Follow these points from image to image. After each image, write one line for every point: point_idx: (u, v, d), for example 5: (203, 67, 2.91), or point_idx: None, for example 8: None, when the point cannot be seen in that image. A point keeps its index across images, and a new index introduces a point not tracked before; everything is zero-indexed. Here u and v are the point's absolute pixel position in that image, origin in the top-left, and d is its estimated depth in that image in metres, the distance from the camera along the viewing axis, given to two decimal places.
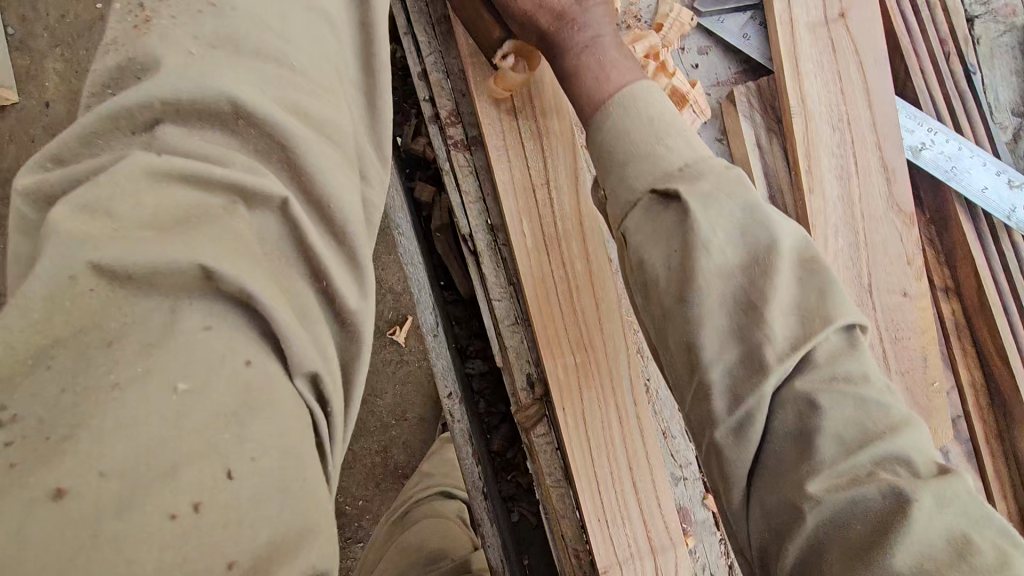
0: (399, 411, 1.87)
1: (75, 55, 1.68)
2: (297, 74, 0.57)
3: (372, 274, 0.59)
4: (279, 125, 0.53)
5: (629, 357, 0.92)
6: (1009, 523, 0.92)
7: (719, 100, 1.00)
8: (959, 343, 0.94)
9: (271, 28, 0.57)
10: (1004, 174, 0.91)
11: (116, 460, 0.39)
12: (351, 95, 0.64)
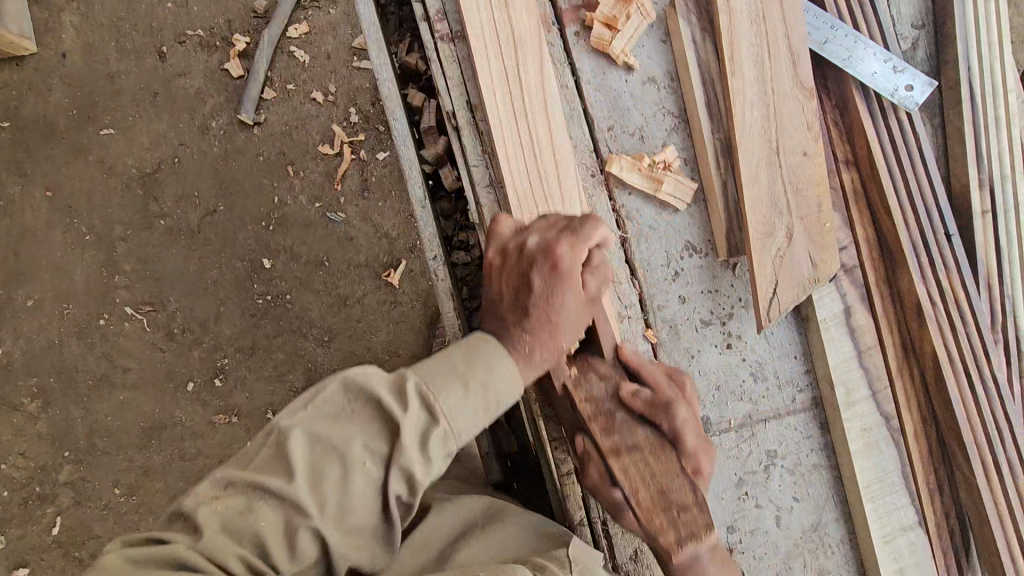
0: (392, 348, 2.06)
1: (91, 9, 2.09)
2: (323, 473, 0.75)
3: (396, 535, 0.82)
4: (307, 530, 0.73)
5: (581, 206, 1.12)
6: (889, 351, 1.13)
7: (663, 7, 1.19)
8: (856, 204, 1.14)
9: (312, 440, 0.76)
10: (891, 62, 1.12)
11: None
12: (401, 429, 0.78)
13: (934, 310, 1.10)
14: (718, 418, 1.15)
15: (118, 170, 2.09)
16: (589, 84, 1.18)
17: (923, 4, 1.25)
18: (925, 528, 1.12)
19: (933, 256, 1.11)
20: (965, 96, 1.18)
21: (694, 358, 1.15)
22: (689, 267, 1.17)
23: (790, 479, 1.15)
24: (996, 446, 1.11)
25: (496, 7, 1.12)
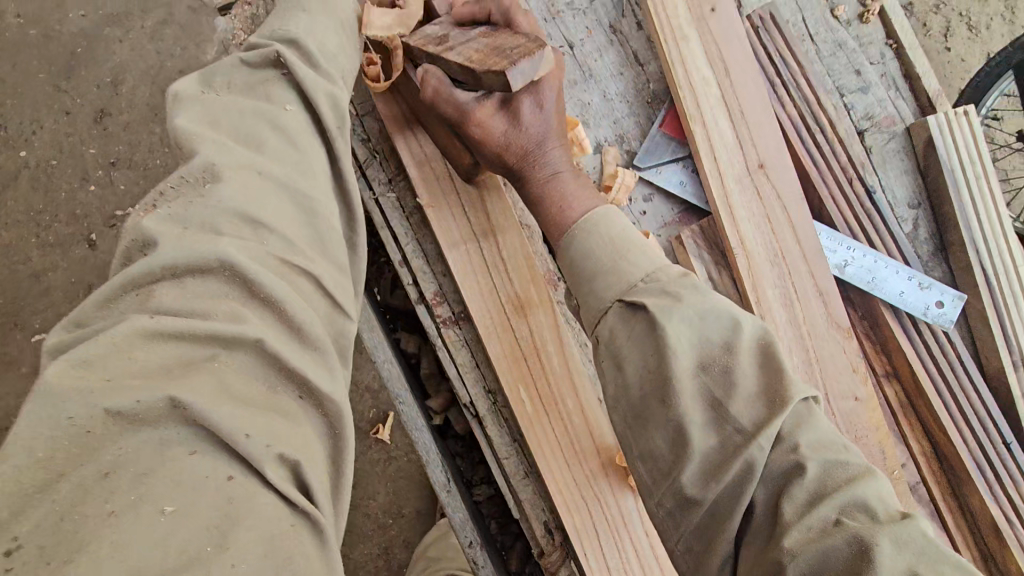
0: (395, 509, 1.80)
1: None
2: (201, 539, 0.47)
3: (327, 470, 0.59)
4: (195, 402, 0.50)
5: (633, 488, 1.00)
6: (983, 572, 1.06)
7: (669, 239, 1.13)
8: (906, 420, 1.09)
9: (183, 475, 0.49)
10: (915, 278, 1.07)
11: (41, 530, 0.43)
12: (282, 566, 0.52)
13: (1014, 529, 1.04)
14: None
15: None
16: None
17: (915, 184, 1.24)
18: None
19: (997, 469, 1.05)
20: (981, 281, 1.16)
21: None
22: None
23: None
24: None
25: (498, 283, 1.00)
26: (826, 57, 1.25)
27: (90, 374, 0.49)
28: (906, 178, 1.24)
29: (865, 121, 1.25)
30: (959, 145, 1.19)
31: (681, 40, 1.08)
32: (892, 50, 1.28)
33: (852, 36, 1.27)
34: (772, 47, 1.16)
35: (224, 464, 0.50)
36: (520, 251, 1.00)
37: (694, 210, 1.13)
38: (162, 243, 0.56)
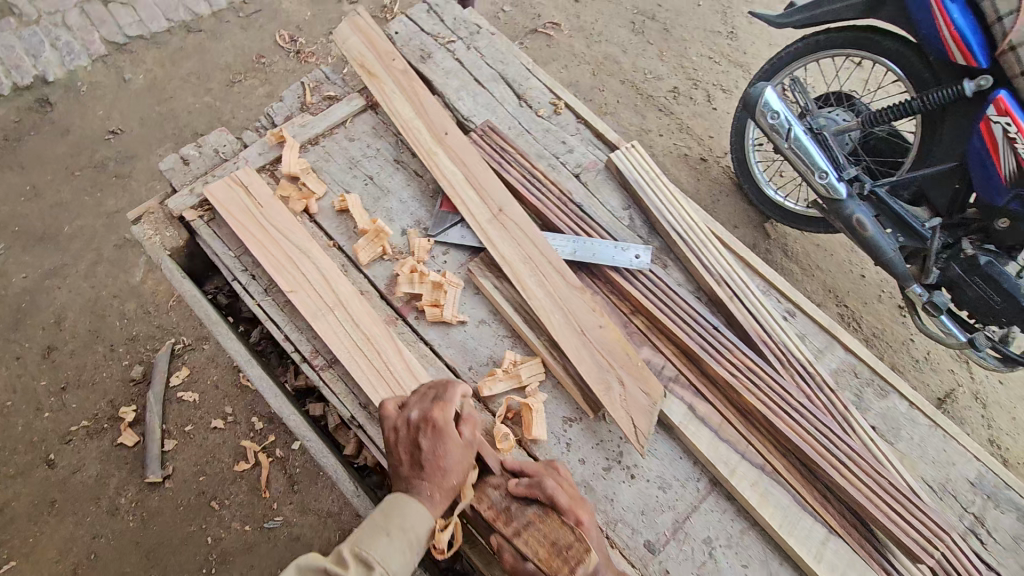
0: None
1: (61, 492, 2.74)
2: None
3: None
4: None
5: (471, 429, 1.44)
6: (734, 418, 1.54)
7: (465, 271, 1.65)
8: (652, 335, 1.61)
9: None
10: (621, 244, 1.65)
11: None
12: None
13: (738, 381, 1.54)
14: (655, 535, 1.44)
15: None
16: (440, 345, 1.56)
17: (621, 196, 1.87)
18: (837, 533, 1.44)
19: (716, 345, 1.58)
20: (677, 238, 1.78)
21: (613, 496, 1.46)
22: (574, 435, 1.51)
23: (731, 552, 1.44)
24: (834, 447, 1.52)
25: (349, 328, 1.52)
26: (541, 138, 1.93)
27: None
28: (615, 192, 1.88)
29: (578, 168, 1.90)
30: (633, 164, 1.87)
31: (433, 155, 1.74)
32: (583, 124, 2.00)
33: (554, 123, 1.98)
34: (494, 142, 1.83)
35: None
36: (357, 303, 1.55)
37: (475, 250, 1.68)
38: None
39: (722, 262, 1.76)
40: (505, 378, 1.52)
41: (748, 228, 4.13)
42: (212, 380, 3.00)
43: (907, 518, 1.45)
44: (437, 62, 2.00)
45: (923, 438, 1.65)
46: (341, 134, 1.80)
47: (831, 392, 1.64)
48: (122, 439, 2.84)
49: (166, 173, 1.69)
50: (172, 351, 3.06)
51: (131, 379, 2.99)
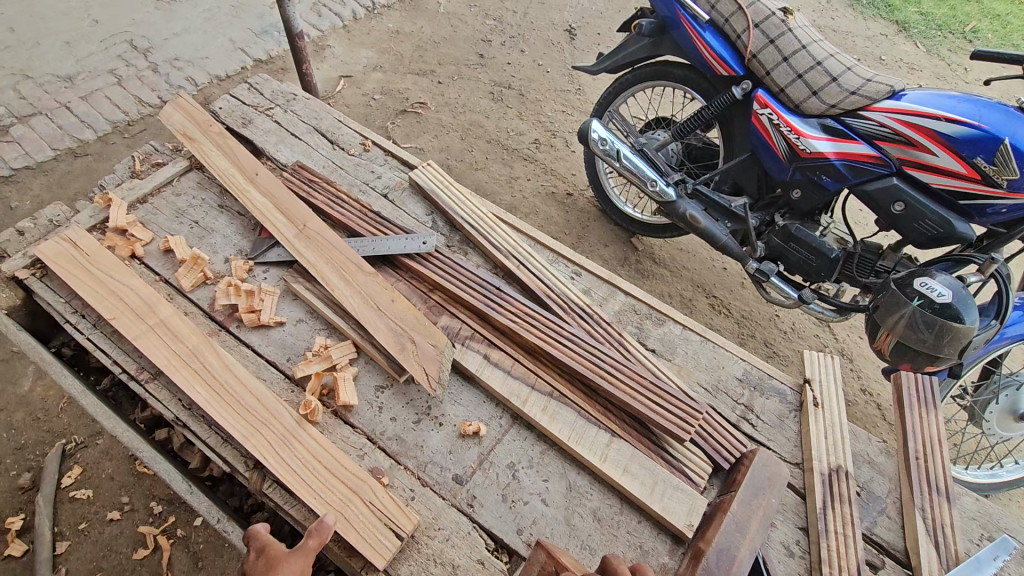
0: None
1: None
2: None
3: None
4: None
5: (283, 404, 1.64)
6: (523, 357, 1.80)
7: (282, 282, 1.91)
8: (448, 305, 1.90)
9: None
10: (412, 238, 1.99)
11: None
12: None
13: (519, 326, 1.82)
14: (462, 469, 1.60)
15: None
16: (261, 345, 1.79)
17: (424, 206, 2.21)
18: (618, 437, 1.67)
19: (501, 302, 1.88)
20: (469, 228, 2.10)
21: (422, 444, 1.64)
22: (384, 397, 1.71)
23: (532, 471, 1.62)
24: (611, 367, 1.77)
25: (169, 340, 1.72)
26: (352, 171, 2.29)
27: None
28: (419, 203, 2.22)
29: (386, 189, 2.25)
30: (429, 178, 2.23)
31: (248, 194, 2.06)
32: (390, 156, 2.38)
33: (364, 158, 2.36)
34: (305, 177, 2.20)
35: None
36: (176, 319, 1.76)
37: (291, 264, 1.96)
38: None
39: (508, 241, 2.08)
40: (318, 360, 1.74)
41: (617, 244, 4.43)
42: (106, 473, 2.96)
43: (674, 412, 1.69)
44: (258, 127, 2.39)
45: (696, 351, 1.93)
46: (168, 190, 2.13)
47: (611, 327, 1.92)
48: (8, 551, 2.68)
49: (2, 245, 1.92)
50: (63, 450, 3.00)
51: (19, 488, 2.87)
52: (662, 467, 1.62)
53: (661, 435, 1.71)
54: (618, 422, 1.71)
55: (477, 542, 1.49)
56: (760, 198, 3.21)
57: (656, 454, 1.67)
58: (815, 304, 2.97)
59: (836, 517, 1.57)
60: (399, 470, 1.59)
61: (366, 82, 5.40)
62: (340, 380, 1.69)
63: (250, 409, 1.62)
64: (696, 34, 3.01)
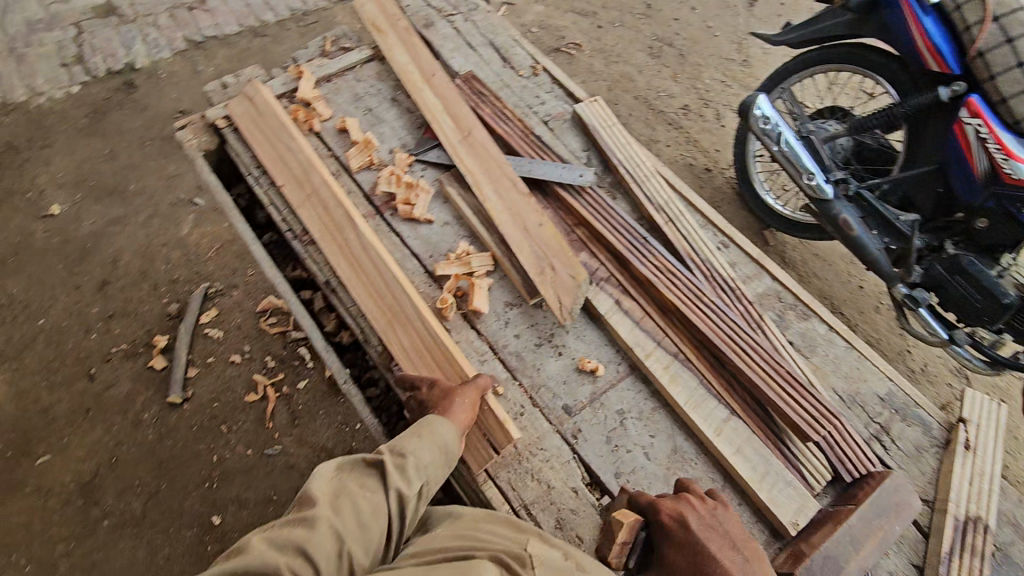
0: None
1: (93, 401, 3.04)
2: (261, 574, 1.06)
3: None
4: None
5: (405, 286, 1.73)
6: (655, 312, 1.75)
7: (438, 182, 1.98)
8: (590, 242, 1.87)
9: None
10: (569, 168, 1.97)
11: None
12: None
13: (659, 280, 1.76)
14: (573, 401, 1.62)
15: (142, 480, 2.86)
16: (408, 237, 1.87)
17: (582, 140, 2.16)
18: (737, 416, 1.60)
19: (645, 252, 1.83)
20: (625, 172, 2.03)
21: (540, 367, 1.66)
22: (512, 314, 1.75)
23: (641, 424, 1.60)
24: (746, 345, 1.68)
25: (319, 210, 1.85)
26: (518, 91, 2.27)
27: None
28: (578, 137, 2.16)
29: (548, 117, 2.21)
30: (594, 114, 2.16)
31: (421, 92, 2.11)
32: (557, 84, 2.32)
33: (532, 81, 2.31)
34: (474, 87, 2.21)
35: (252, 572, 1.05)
36: (325, 190, 1.87)
37: (447, 168, 2.01)
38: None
39: (663, 194, 2.00)
40: (458, 264, 1.80)
41: (748, 232, 4.15)
42: (236, 322, 3.30)
43: (805, 407, 1.59)
44: (437, 29, 2.41)
45: (838, 356, 1.79)
46: (350, 75, 2.23)
47: (751, 306, 1.81)
48: (152, 363, 3.13)
49: (208, 94, 2.14)
50: (205, 293, 3.36)
51: (167, 315, 3.30)
52: (777, 458, 1.55)
53: (782, 427, 1.62)
54: (740, 402, 1.64)
55: (574, 471, 1.52)
56: (936, 218, 2.64)
57: (773, 444, 1.59)
58: (962, 349, 2.47)
59: (958, 567, 1.44)
60: (514, 385, 1.63)
61: (528, 12, 5.29)
62: (475, 287, 1.74)
63: (379, 286, 1.75)
64: (914, 19, 2.42)
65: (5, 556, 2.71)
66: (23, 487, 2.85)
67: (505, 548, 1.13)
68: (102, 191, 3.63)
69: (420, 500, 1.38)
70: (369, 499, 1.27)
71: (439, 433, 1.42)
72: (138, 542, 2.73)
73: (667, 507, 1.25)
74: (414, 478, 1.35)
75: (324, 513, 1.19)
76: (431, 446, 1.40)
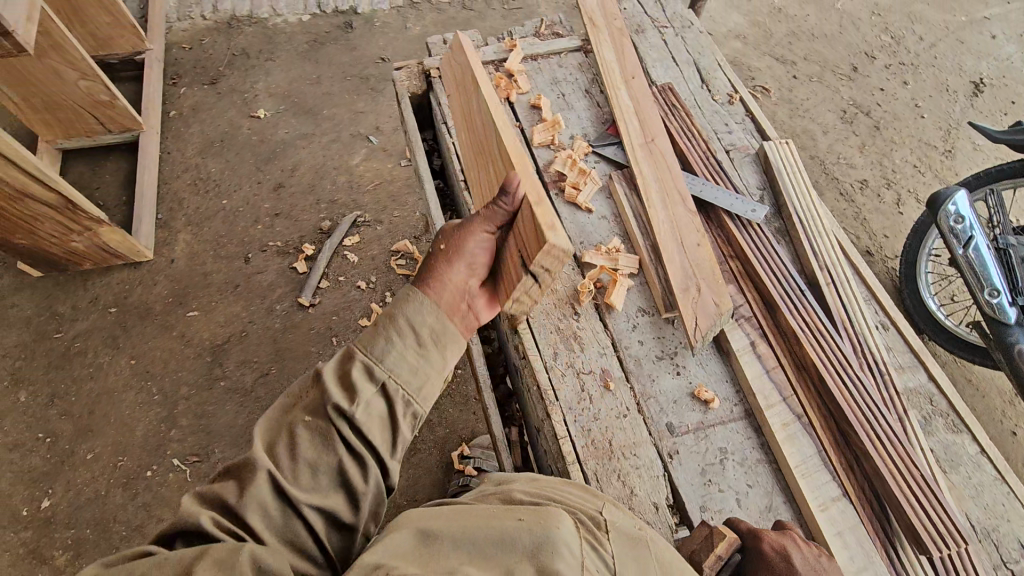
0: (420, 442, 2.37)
1: (241, 279, 3.45)
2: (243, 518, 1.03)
3: (414, 552, 0.90)
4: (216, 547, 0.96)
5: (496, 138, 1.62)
6: (790, 366, 1.68)
7: (607, 178, 2.04)
8: (741, 278, 1.84)
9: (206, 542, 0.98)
10: (740, 201, 1.95)
11: (156, 572, 0.92)
12: (404, 539, 0.93)
13: (805, 336, 1.69)
14: (679, 423, 1.60)
15: (257, 360, 3.21)
16: (565, 218, 1.94)
17: (760, 178, 2.10)
18: (849, 499, 1.50)
19: (797, 305, 1.76)
20: (798, 221, 1.95)
21: (654, 379, 1.66)
22: (642, 320, 1.76)
23: (741, 470, 1.55)
24: (880, 433, 1.56)
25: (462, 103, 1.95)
26: (709, 114, 2.25)
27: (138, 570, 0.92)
28: (756, 174, 2.11)
29: (731, 146, 2.17)
30: (781, 155, 2.09)
31: (617, 91, 2.18)
32: (749, 118, 2.27)
33: (725, 108, 2.27)
34: (668, 99, 2.23)
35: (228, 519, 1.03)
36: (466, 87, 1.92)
37: (620, 167, 2.06)
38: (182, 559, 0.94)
39: (831, 253, 1.90)
40: (606, 256, 1.84)
41: None
42: (372, 253, 3.59)
43: (928, 518, 1.46)
44: (646, 37, 2.45)
45: (983, 483, 1.60)
46: (555, 60, 2.36)
47: (896, 397, 1.68)
48: (296, 264, 3.50)
49: (430, 46, 2.38)
50: (355, 220, 3.70)
51: (320, 229, 3.66)
52: (882, 559, 1.43)
53: (894, 530, 1.49)
54: (857, 487, 1.53)
55: (660, 487, 1.51)
56: None
57: (882, 543, 1.47)
58: None
59: None
60: (625, 386, 1.64)
61: None
62: (616, 283, 1.77)
63: (485, 154, 1.74)
64: None
65: (141, 381, 3.09)
66: (170, 330, 3.25)
67: (581, 505, 1.13)
68: (300, 109, 4.11)
69: (392, 407, 1.17)
70: (311, 433, 1.10)
71: (412, 312, 1.21)
72: (240, 409, 3.05)
73: (771, 538, 1.25)
74: (376, 381, 1.16)
75: (257, 457, 1.07)
76: (400, 333, 1.20)
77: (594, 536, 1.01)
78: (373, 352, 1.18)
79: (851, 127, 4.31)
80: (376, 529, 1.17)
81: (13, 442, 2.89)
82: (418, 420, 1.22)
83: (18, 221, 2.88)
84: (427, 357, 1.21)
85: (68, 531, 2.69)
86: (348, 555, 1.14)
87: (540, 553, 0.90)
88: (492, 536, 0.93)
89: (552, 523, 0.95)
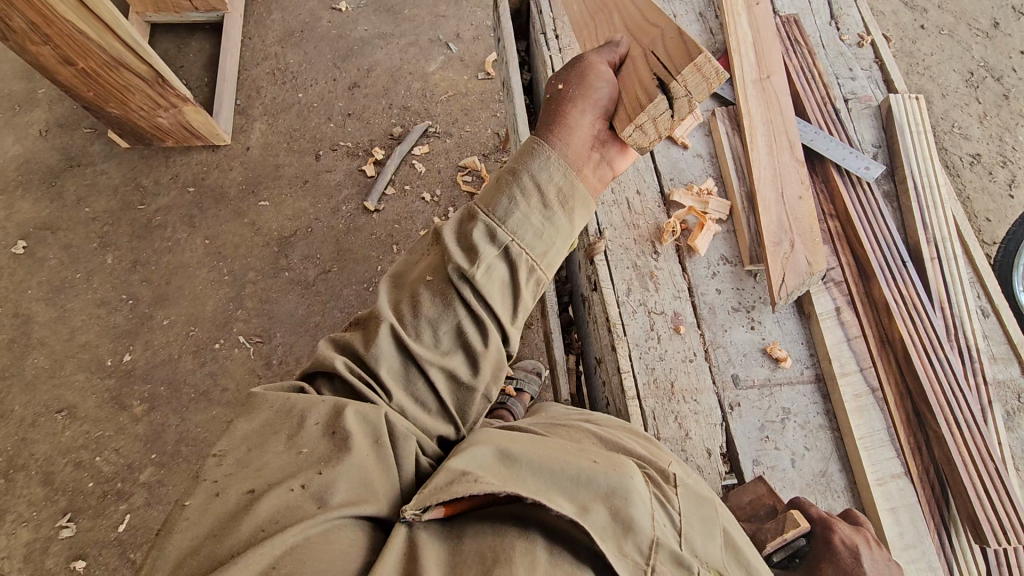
0: None
1: (311, 175, 3.49)
2: (361, 382, 1.04)
3: (494, 466, 0.92)
4: (337, 404, 0.98)
5: None
6: (873, 339, 1.61)
7: (708, 116, 1.90)
8: (837, 239, 1.73)
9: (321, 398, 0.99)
10: (857, 157, 1.80)
11: (276, 422, 0.96)
12: (484, 451, 0.95)
13: (898, 310, 1.60)
14: (746, 376, 1.57)
15: (320, 256, 3.31)
16: (659, 152, 1.84)
17: (878, 134, 1.91)
18: (910, 478, 1.47)
19: (894, 275, 1.66)
20: (914, 188, 1.79)
21: (726, 330, 1.62)
22: (723, 270, 1.69)
23: (803, 432, 1.52)
24: (959, 416, 1.51)
25: None
26: (831, 55, 2.03)
27: (269, 414, 0.97)
28: (874, 130, 1.92)
29: (852, 95, 1.97)
30: (910, 112, 1.88)
31: (736, 15, 1.97)
32: (877, 66, 2.03)
33: (852, 52, 2.04)
34: (792, 35, 2.02)
35: (346, 375, 1.04)
36: None
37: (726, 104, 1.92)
38: (302, 407, 0.97)
39: (945, 225, 1.76)
40: (695, 198, 1.76)
41: None
42: (439, 166, 3.55)
43: (991, 509, 1.43)
44: None
45: None
46: None
47: (982, 385, 1.60)
48: (365, 168, 3.51)
49: None
50: (426, 130, 3.63)
51: (391, 134, 3.62)
52: (932, 539, 1.42)
53: (951, 512, 1.48)
54: (922, 466, 1.50)
55: (716, 434, 1.50)
56: None
57: (936, 521, 1.45)
58: None
59: None
60: (696, 333, 1.60)
61: None
62: (702, 228, 1.70)
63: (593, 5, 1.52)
64: None
65: (213, 261, 3.25)
66: (242, 217, 3.36)
67: (648, 457, 1.13)
68: (381, 4, 3.96)
69: (515, 271, 1.10)
70: (433, 291, 1.07)
71: (539, 168, 1.14)
72: (301, 300, 3.20)
73: (844, 532, 1.21)
74: (499, 243, 1.09)
75: (385, 313, 1.08)
76: (525, 192, 1.12)
77: (662, 491, 1.03)
78: (496, 212, 1.11)
79: (976, 92, 3.83)
80: (496, 395, 1.14)
81: (100, 299, 3.13)
82: (540, 287, 1.15)
83: (110, 90, 2.94)
84: (552, 218, 1.13)
85: (145, 385, 2.97)
86: (466, 414, 1.12)
87: (613, 497, 0.92)
88: (571, 470, 0.93)
89: (630, 473, 0.96)
